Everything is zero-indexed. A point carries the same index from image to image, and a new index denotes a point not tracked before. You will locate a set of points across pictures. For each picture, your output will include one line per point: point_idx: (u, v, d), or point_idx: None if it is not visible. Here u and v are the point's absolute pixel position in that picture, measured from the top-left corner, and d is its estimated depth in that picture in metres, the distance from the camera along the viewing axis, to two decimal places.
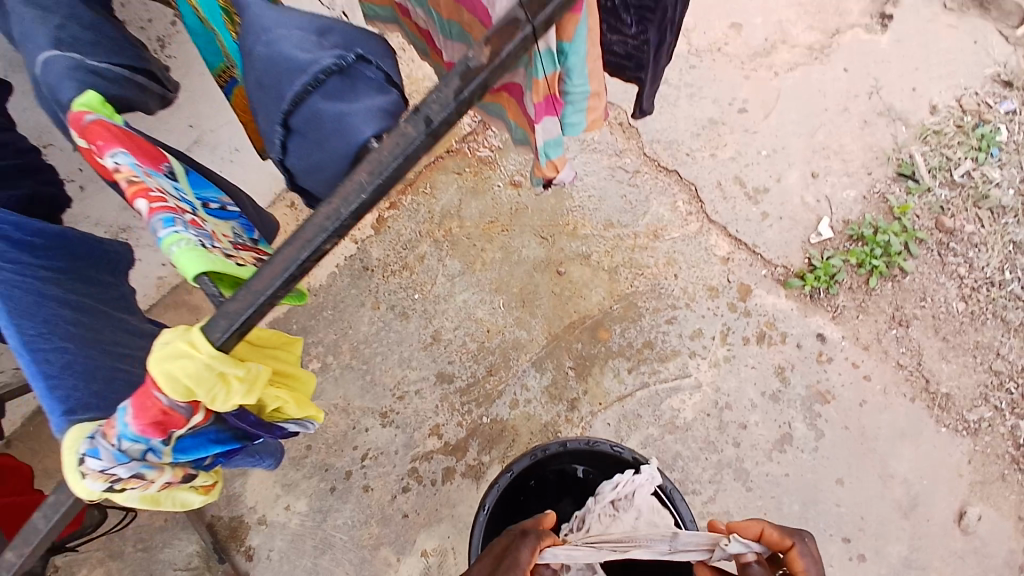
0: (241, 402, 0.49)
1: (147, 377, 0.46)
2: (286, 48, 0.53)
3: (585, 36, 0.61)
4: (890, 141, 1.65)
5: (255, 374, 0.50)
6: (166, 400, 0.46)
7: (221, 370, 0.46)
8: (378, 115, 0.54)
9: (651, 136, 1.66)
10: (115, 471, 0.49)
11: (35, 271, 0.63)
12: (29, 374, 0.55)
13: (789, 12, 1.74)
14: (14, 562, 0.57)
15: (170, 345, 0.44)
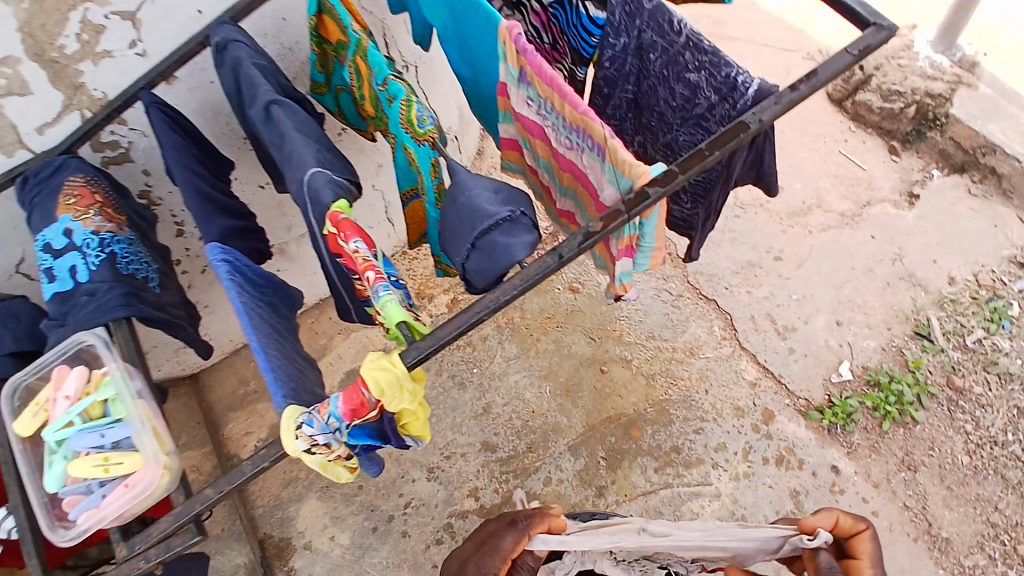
0: (405, 407, 0.75)
1: (359, 377, 0.73)
2: (480, 203, 0.81)
3: (658, 217, 0.86)
4: (909, 303, 1.87)
5: (418, 391, 0.76)
6: (367, 395, 0.73)
7: (404, 383, 0.73)
8: (529, 248, 0.82)
9: (696, 268, 1.94)
10: (316, 438, 0.75)
11: (261, 300, 0.93)
12: (262, 367, 0.83)
13: (824, 183, 2.04)
14: (210, 497, 0.78)
15: (379, 360, 0.72)
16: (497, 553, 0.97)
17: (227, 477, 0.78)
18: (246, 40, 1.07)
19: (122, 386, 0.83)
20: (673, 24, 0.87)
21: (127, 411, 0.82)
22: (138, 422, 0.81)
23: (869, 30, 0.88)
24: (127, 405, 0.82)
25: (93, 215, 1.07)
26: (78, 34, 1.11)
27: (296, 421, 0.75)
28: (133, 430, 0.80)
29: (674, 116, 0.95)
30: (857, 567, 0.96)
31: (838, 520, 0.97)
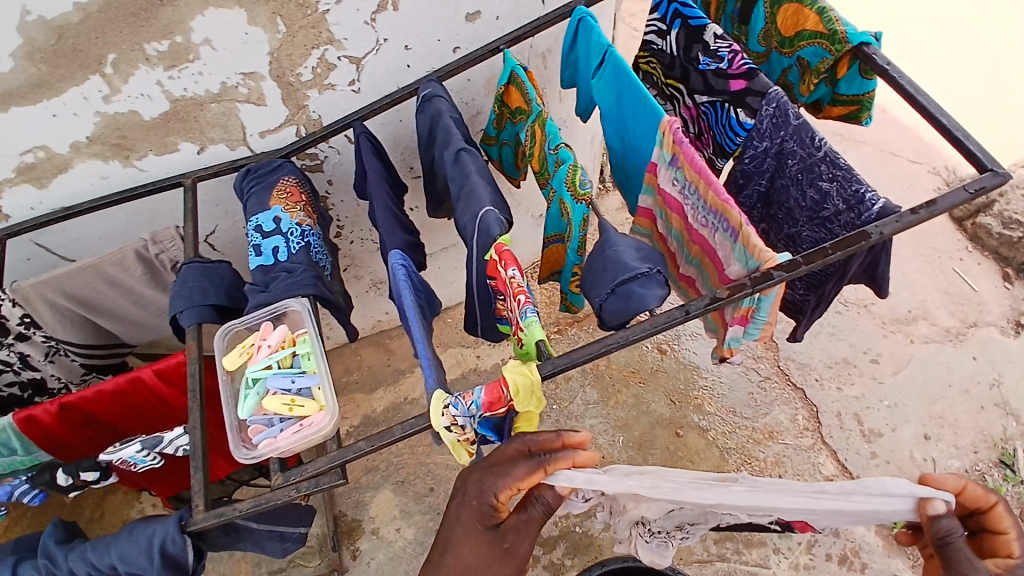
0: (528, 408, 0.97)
1: (501, 377, 0.97)
2: (625, 257, 1.00)
3: (774, 297, 0.99)
4: (999, 430, 1.84)
5: (539, 398, 0.99)
6: (504, 391, 0.96)
7: (536, 389, 0.96)
8: (659, 301, 0.98)
9: (788, 354, 2.00)
10: (458, 418, 0.97)
11: (419, 299, 1.23)
12: (422, 356, 1.10)
13: (931, 296, 2.06)
14: (364, 447, 0.99)
15: (518, 366, 0.96)
16: (500, 480, 0.92)
17: (378, 435, 1.00)
18: (446, 96, 1.35)
19: (309, 345, 1.06)
20: (814, 140, 1.00)
21: (312, 366, 1.04)
22: (320, 375, 1.02)
23: (985, 174, 0.98)
24: (313, 361, 1.04)
25: (298, 211, 1.35)
26: (315, 67, 1.37)
27: (444, 402, 0.98)
28: (317, 381, 1.01)
29: (801, 214, 1.09)
30: (1004, 542, 0.91)
31: (966, 487, 0.92)
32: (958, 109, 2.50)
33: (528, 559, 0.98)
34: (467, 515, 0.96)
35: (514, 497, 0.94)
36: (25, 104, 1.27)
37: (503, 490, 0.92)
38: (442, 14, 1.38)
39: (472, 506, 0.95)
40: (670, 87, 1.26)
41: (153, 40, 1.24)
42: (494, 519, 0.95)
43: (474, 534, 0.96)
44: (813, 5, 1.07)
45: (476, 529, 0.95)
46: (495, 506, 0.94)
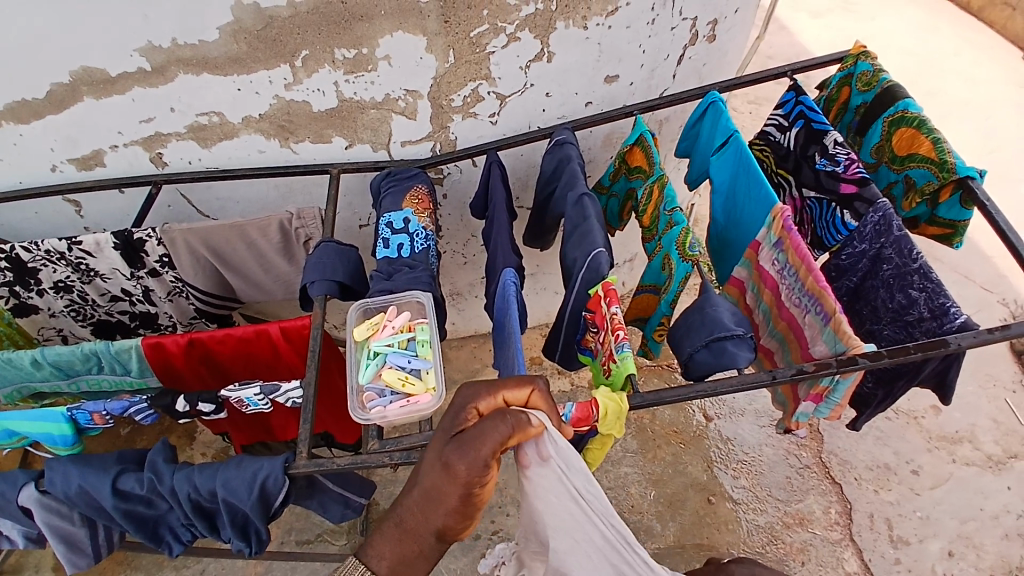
0: (607, 430, 1.10)
1: (592, 398, 1.09)
2: (724, 318, 1.13)
3: (849, 382, 1.12)
4: (1021, 560, 1.86)
5: (618, 424, 1.10)
6: (593, 411, 1.09)
7: (621, 414, 1.09)
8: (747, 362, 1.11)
9: (830, 448, 2.06)
10: None
11: (518, 314, 1.36)
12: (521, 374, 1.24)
13: (980, 421, 2.11)
14: None
15: (609, 394, 1.10)
16: (478, 387, 0.96)
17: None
18: (576, 144, 1.50)
19: (424, 335, 1.24)
20: (912, 253, 1.12)
21: (424, 353, 1.21)
22: (432, 362, 1.19)
23: None
24: (426, 349, 1.22)
25: (425, 217, 1.52)
26: (466, 97, 1.55)
27: None
28: (430, 366, 1.18)
29: (886, 313, 1.22)
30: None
31: None
32: None
33: (475, 485, 0.90)
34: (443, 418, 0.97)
35: (485, 411, 0.94)
36: (217, 74, 1.43)
37: (487, 398, 0.95)
38: (587, 74, 1.56)
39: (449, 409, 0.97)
40: (780, 175, 1.41)
41: (344, 47, 1.41)
42: (460, 427, 0.93)
43: (438, 436, 0.94)
44: (929, 133, 1.20)
45: (442, 429, 0.94)
46: (467, 409, 0.94)
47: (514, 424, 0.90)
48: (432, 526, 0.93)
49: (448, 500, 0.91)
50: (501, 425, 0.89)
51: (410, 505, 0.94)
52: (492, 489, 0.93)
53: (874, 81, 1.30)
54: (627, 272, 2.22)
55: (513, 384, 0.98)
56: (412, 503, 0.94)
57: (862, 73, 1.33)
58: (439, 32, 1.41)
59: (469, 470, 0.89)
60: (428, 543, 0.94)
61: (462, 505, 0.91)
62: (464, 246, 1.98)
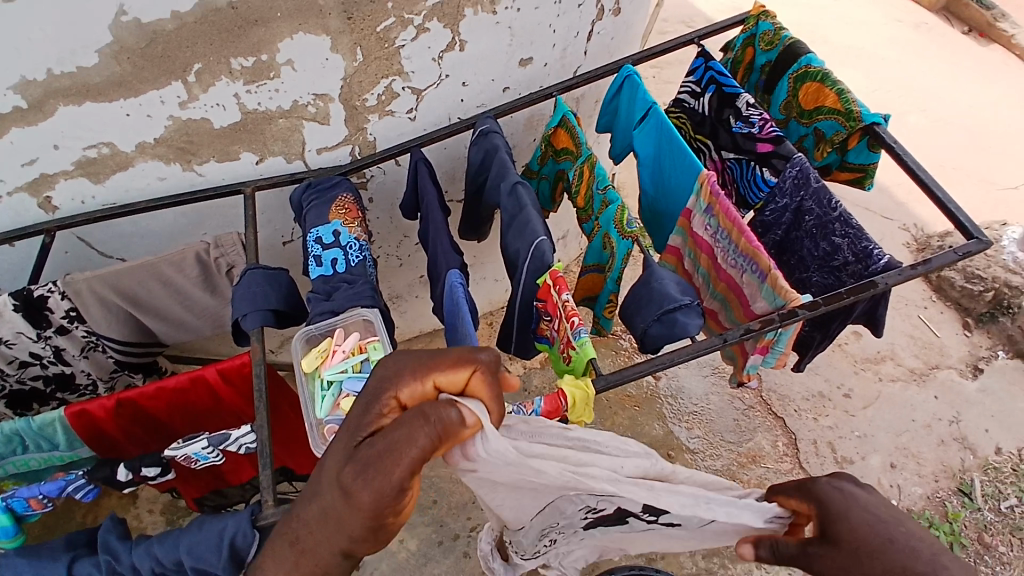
0: (577, 418, 1.11)
1: (559, 390, 1.11)
2: (671, 290, 1.16)
3: (790, 333, 1.19)
4: (957, 461, 2.07)
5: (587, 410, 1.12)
6: (562, 402, 1.10)
7: (588, 400, 1.11)
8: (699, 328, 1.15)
9: (771, 385, 2.20)
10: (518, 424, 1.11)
11: (469, 314, 1.34)
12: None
13: (900, 339, 2.30)
14: None
15: (574, 383, 1.11)
16: (401, 373, 0.90)
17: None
18: (501, 133, 1.47)
19: (379, 354, 1.19)
20: (831, 203, 1.20)
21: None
22: None
23: (970, 240, 1.18)
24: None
25: (356, 227, 1.44)
26: (380, 95, 1.50)
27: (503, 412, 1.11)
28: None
29: (813, 262, 1.30)
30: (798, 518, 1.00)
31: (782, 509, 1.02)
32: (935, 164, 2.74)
33: (381, 510, 0.82)
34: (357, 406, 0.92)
35: (406, 399, 0.89)
36: (101, 101, 1.29)
37: (410, 386, 0.89)
38: (502, 59, 1.54)
39: (366, 397, 0.91)
40: (700, 141, 1.47)
41: (240, 55, 1.31)
42: (374, 425, 0.88)
43: (350, 434, 0.89)
44: (833, 86, 1.28)
45: (357, 423, 0.89)
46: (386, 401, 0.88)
47: (435, 431, 0.82)
48: (336, 549, 0.87)
49: (350, 524, 0.84)
50: (424, 430, 0.82)
51: (310, 508, 0.89)
52: (408, 508, 0.86)
53: (777, 39, 1.37)
54: (562, 250, 2.24)
55: (446, 368, 0.90)
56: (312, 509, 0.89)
57: (764, 33, 1.39)
58: (343, 29, 1.34)
59: (374, 497, 0.81)
60: (331, 563, 0.88)
61: (370, 533, 0.85)
62: (395, 247, 1.92)
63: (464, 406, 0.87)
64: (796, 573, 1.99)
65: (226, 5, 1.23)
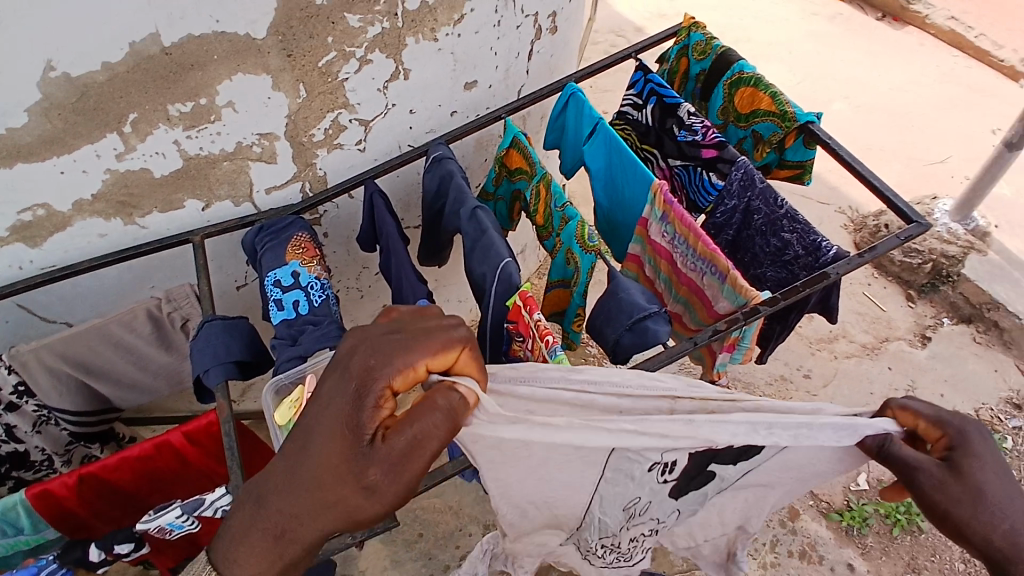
0: None
1: None
2: (638, 300, 1.18)
3: (754, 329, 1.24)
4: None
5: None
6: None
7: None
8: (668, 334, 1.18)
9: (736, 374, 2.27)
10: None
11: None
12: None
13: (849, 317, 2.42)
14: None
15: None
16: (391, 359, 0.86)
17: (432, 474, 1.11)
18: (454, 158, 1.47)
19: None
20: (777, 201, 1.25)
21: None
22: None
23: (910, 225, 1.25)
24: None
25: (314, 265, 1.42)
26: (327, 129, 1.47)
27: None
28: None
29: (765, 257, 1.34)
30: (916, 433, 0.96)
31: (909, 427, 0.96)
32: (861, 147, 2.91)
33: (395, 496, 0.86)
34: (342, 391, 0.88)
35: (399, 386, 0.87)
36: (33, 161, 1.23)
37: (405, 376, 0.86)
38: (448, 84, 1.55)
39: (354, 381, 0.88)
40: (647, 151, 1.53)
41: (178, 101, 1.26)
42: (376, 419, 0.86)
43: (343, 425, 0.87)
44: (766, 90, 1.35)
45: (350, 413, 0.87)
46: (380, 389, 0.86)
47: (449, 422, 0.83)
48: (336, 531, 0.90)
49: (357, 512, 0.87)
50: (442, 427, 0.83)
51: (292, 495, 0.88)
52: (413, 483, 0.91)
53: (708, 49, 1.45)
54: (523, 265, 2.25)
55: (440, 352, 0.87)
56: (297, 494, 0.88)
57: (696, 43, 1.46)
58: (283, 67, 1.32)
59: (395, 489, 0.85)
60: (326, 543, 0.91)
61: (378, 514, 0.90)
62: (355, 280, 1.88)
63: (466, 387, 0.87)
64: (796, 538, 1.92)
65: (159, 51, 1.18)
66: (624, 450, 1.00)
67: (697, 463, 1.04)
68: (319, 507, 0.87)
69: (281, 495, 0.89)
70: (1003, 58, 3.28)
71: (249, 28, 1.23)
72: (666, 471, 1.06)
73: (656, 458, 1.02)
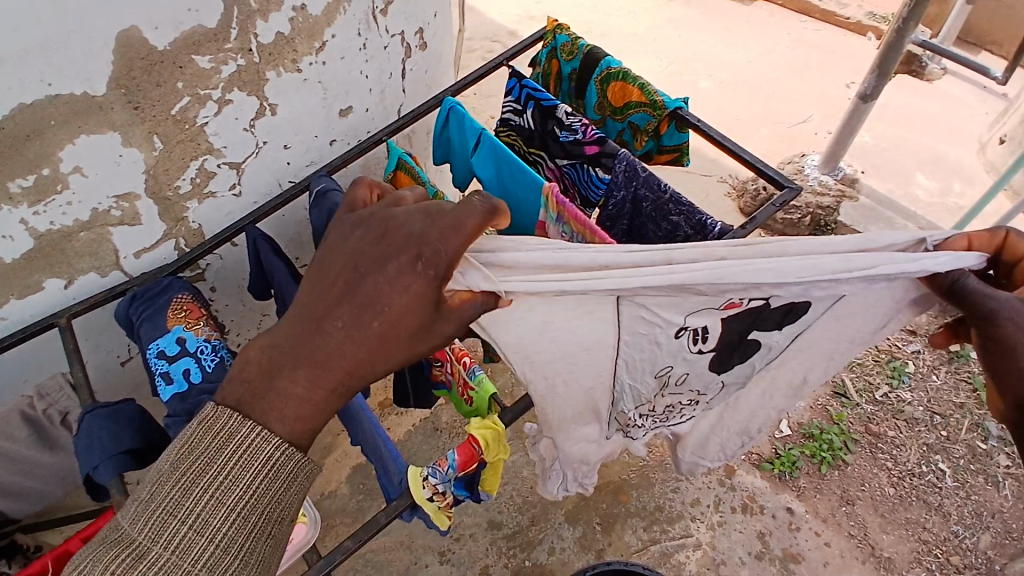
0: (495, 456, 1.10)
1: (470, 437, 1.08)
2: None
3: None
4: None
5: (503, 445, 1.11)
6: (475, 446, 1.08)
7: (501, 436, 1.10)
8: None
9: None
10: (438, 486, 1.06)
11: None
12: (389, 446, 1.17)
13: None
14: (351, 546, 1.04)
15: (482, 423, 1.10)
16: (452, 246, 0.83)
17: (364, 529, 1.06)
18: (339, 189, 1.41)
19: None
20: (661, 186, 1.30)
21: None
22: None
23: (783, 191, 1.32)
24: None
25: (202, 326, 1.33)
26: (193, 178, 1.38)
27: (420, 478, 1.06)
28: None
29: (659, 242, 1.38)
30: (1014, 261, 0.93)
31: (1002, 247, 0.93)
32: (729, 118, 3.11)
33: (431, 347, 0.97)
34: (406, 270, 0.84)
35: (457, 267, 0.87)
36: None
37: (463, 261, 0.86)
38: (321, 114, 1.49)
39: (421, 267, 0.84)
40: (534, 154, 1.57)
41: (17, 175, 1.14)
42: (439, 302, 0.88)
43: (414, 311, 0.85)
44: (635, 82, 1.43)
45: (414, 292, 0.84)
46: (448, 271, 0.85)
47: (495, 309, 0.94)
48: None
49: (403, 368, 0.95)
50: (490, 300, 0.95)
51: (358, 358, 0.85)
52: None
53: (575, 48, 1.52)
54: None
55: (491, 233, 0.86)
56: (360, 357, 0.86)
57: (563, 45, 1.53)
58: (132, 120, 1.22)
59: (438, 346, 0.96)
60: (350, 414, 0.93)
61: None
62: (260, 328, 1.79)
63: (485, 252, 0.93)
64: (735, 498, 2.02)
65: None
66: (635, 301, 1.05)
67: (732, 330, 1.10)
68: (384, 364, 0.87)
69: (341, 362, 0.85)
70: (848, 15, 3.55)
71: (87, 85, 1.12)
72: (699, 340, 1.12)
73: (681, 321, 1.08)
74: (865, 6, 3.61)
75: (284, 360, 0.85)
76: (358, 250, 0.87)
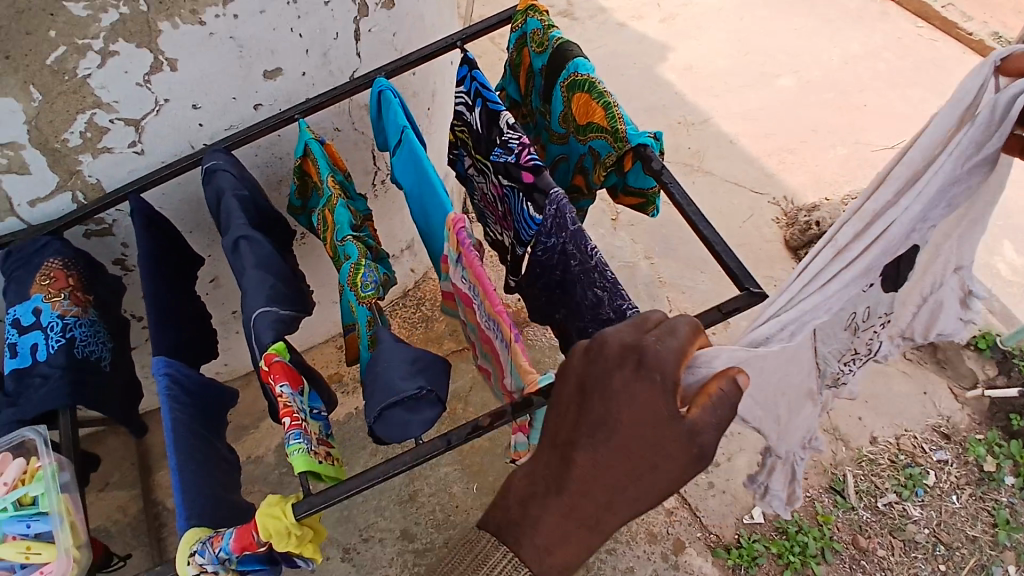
0: (282, 545, 0.91)
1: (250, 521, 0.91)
2: (394, 378, 0.94)
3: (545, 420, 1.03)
4: (830, 454, 1.94)
5: (293, 534, 0.91)
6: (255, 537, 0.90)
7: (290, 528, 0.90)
8: (427, 424, 0.96)
9: None
10: (205, 565, 0.93)
11: (172, 410, 1.04)
12: (173, 488, 0.97)
13: None
14: None
15: (269, 509, 0.89)
16: (672, 347, 0.82)
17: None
18: (234, 169, 1.20)
19: (54, 483, 1.05)
20: (588, 248, 1.04)
21: (51, 505, 1.04)
22: (58, 520, 1.03)
23: (743, 295, 1.06)
24: (52, 500, 1.04)
25: (62, 298, 1.18)
26: (83, 132, 1.21)
27: (189, 547, 0.94)
28: (51, 528, 1.02)
29: (586, 310, 1.11)
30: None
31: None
32: (805, 128, 2.63)
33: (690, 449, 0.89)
34: (632, 385, 0.82)
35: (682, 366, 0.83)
36: None
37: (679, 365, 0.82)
38: (236, 73, 1.27)
39: (643, 374, 0.82)
40: (480, 161, 1.28)
41: None
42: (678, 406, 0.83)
43: (652, 425, 0.82)
44: (598, 99, 1.14)
45: (646, 401, 0.82)
46: (675, 372, 0.82)
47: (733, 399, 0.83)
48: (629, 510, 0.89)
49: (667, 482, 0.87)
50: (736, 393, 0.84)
51: (605, 480, 0.85)
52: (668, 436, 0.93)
53: (546, 39, 1.22)
54: (410, 259, 2.13)
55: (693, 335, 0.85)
56: (617, 479, 0.85)
57: (535, 32, 1.24)
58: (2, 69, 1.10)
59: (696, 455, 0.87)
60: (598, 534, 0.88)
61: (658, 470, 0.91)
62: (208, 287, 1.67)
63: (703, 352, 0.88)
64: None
65: None
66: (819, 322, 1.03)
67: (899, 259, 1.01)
68: (643, 480, 0.85)
69: (601, 488, 0.85)
70: (971, 31, 2.89)
71: None
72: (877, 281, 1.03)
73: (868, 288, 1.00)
74: (992, 24, 2.92)
75: (538, 497, 0.88)
76: (577, 372, 0.88)
